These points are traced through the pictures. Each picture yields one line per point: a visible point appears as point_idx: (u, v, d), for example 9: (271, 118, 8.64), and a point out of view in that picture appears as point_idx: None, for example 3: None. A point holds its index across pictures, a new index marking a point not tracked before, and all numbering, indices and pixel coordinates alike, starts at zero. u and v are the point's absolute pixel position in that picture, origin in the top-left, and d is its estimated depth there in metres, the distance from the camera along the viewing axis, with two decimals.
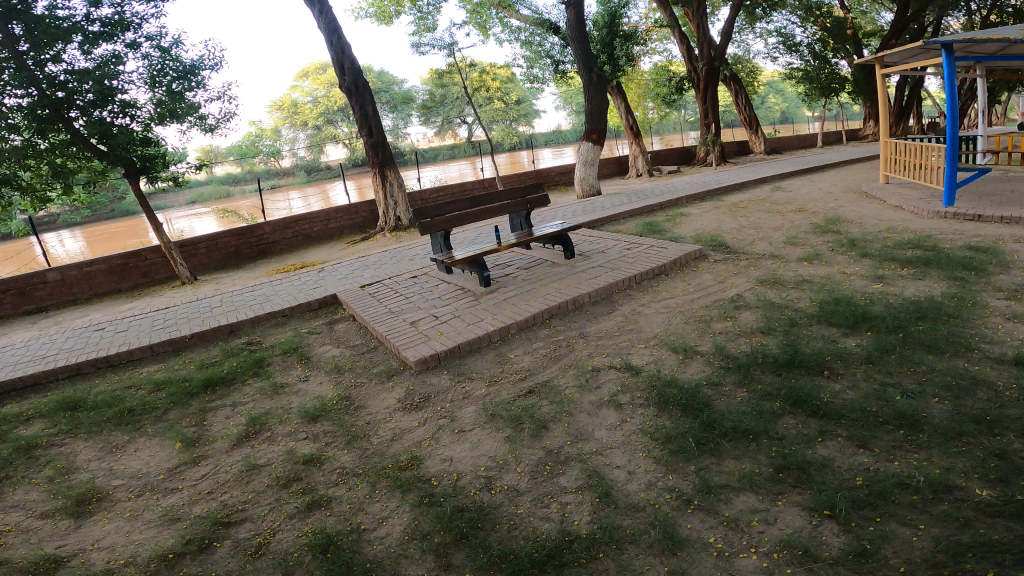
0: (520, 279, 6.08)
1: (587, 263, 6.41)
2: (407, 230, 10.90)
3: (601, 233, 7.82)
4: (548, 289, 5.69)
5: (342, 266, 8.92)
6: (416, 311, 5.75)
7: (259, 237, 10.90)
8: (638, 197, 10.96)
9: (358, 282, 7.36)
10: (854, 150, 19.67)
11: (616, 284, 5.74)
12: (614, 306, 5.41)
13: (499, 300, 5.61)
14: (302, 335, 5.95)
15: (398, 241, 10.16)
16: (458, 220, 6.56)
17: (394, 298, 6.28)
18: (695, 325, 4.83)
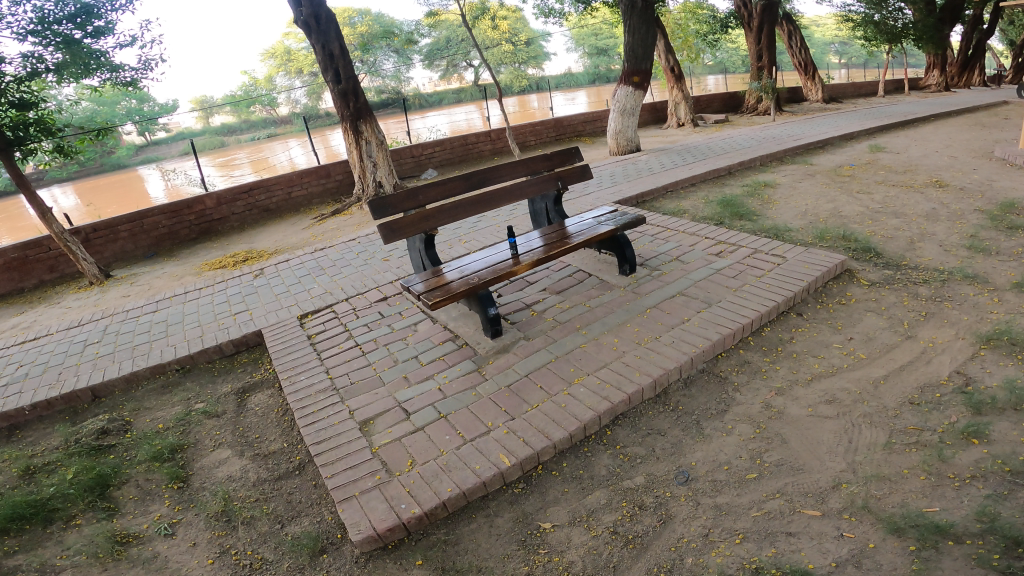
0: (551, 317, 3.51)
1: (657, 279, 3.82)
2: None
3: (662, 217, 5.21)
4: (602, 346, 3.15)
5: (299, 256, 5.86)
6: (371, 382, 3.26)
7: (200, 213, 7.72)
8: (694, 149, 8.16)
9: (302, 297, 4.60)
10: (930, 102, 16.30)
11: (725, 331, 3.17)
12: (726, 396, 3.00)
13: (517, 368, 3.09)
14: (191, 421, 3.61)
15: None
16: (449, 212, 3.85)
17: (338, 339, 3.74)
18: (902, 465, 2.47)
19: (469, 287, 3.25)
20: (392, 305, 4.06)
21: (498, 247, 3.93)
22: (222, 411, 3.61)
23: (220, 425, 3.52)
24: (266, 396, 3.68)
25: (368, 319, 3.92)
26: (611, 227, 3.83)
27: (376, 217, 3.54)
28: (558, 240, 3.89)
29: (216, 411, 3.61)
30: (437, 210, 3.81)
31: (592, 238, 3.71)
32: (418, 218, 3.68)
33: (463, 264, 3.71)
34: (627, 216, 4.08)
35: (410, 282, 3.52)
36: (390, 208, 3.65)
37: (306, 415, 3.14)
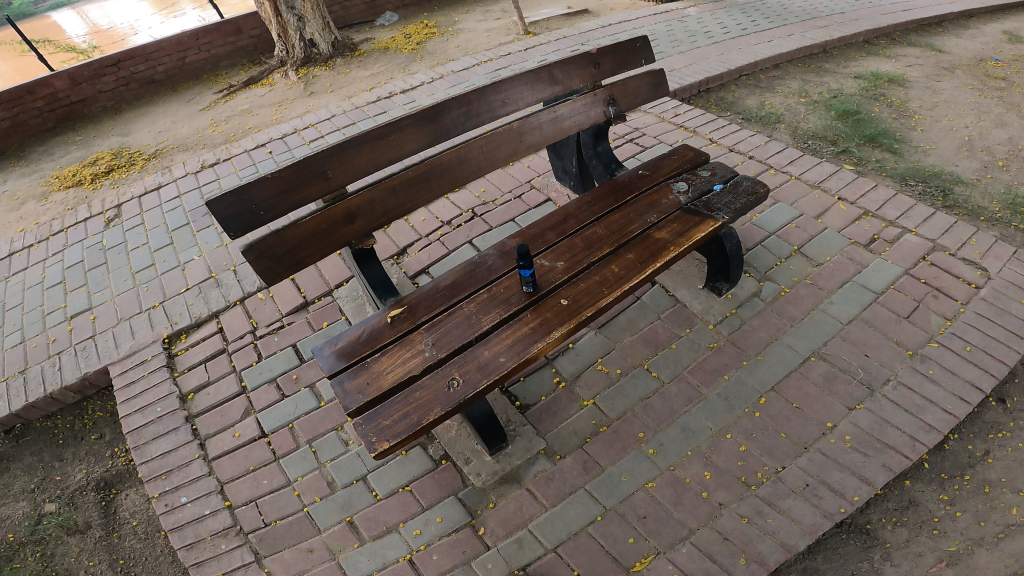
0: (593, 395, 2.42)
1: (770, 309, 2.56)
2: (325, 62, 5.86)
3: (748, 137, 3.43)
4: (682, 489, 2.07)
5: (177, 179, 4.03)
6: (297, 529, 2.18)
7: (49, 97, 5.45)
8: (762, 6, 5.79)
9: (171, 290, 3.16)
10: None
11: (896, 461, 2.07)
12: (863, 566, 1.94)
13: (540, 530, 2.03)
14: (50, 537, 2.36)
15: (321, 102, 5.09)
16: (382, 200, 2.23)
17: (230, 415, 2.59)
18: None
19: (446, 388, 1.89)
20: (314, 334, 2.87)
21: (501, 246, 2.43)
22: (87, 524, 2.38)
23: (91, 550, 2.31)
24: (144, 499, 2.45)
25: (279, 368, 2.74)
26: (693, 237, 2.27)
27: (234, 236, 1.97)
28: (611, 239, 2.34)
29: (76, 525, 2.37)
30: (363, 200, 2.18)
31: (662, 265, 2.20)
32: (329, 222, 2.13)
33: (439, 292, 2.24)
34: (726, 191, 2.46)
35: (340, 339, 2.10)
36: (264, 208, 2.02)
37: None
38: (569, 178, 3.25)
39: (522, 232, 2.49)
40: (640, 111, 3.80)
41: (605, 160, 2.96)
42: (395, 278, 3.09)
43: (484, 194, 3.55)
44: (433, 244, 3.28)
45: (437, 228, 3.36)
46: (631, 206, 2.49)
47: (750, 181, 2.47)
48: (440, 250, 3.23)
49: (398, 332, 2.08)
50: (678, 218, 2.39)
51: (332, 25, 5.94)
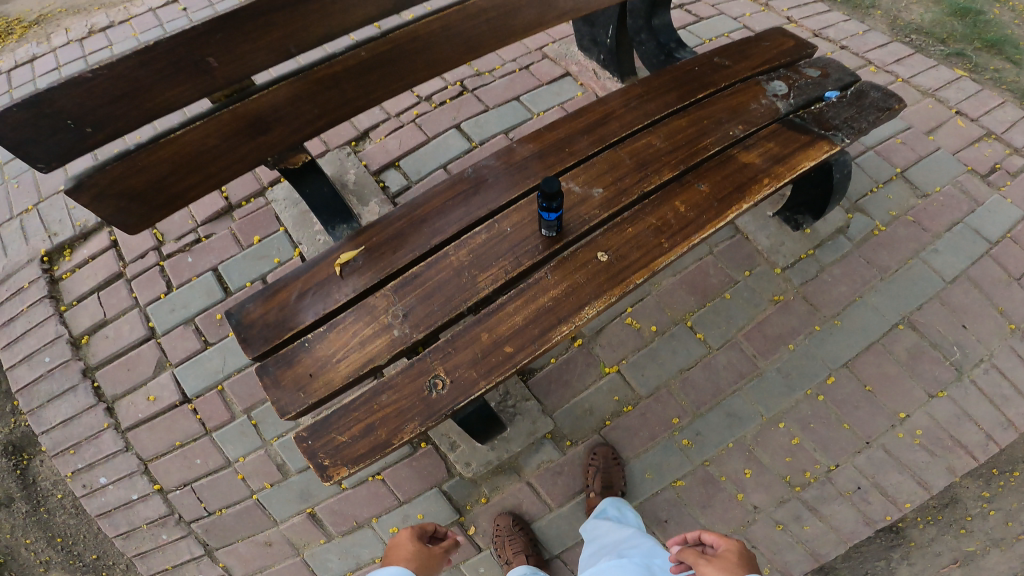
0: (622, 357, 2.04)
1: (858, 253, 2.16)
2: None
3: (840, 23, 2.91)
4: (715, 490, 1.93)
5: (54, 48, 2.95)
6: (248, 519, 2.02)
7: None
8: None
9: (45, 189, 2.42)
10: None
11: (962, 463, 1.94)
12: (877, 563, 2.03)
13: (543, 536, 1.92)
14: None
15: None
16: (298, 102, 1.47)
17: (139, 368, 2.13)
18: None
19: (421, 395, 1.42)
20: (244, 254, 2.23)
21: (507, 159, 1.70)
22: (7, 497, 2.25)
23: (24, 525, 2.24)
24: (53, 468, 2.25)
25: (198, 303, 2.19)
26: (786, 175, 1.65)
27: (45, 170, 1.25)
28: (677, 157, 1.68)
29: None
30: (268, 104, 1.43)
31: (743, 211, 1.59)
32: (225, 135, 1.41)
33: (420, 226, 1.61)
34: (846, 102, 1.85)
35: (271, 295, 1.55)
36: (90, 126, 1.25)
37: (209, 570, 2.03)
38: (598, 50, 2.46)
39: (539, 136, 1.76)
40: None
41: (658, 33, 2.30)
42: (350, 178, 2.34)
43: (478, 63, 2.67)
44: (407, 127, 2.50)
45: (413, 106, 2.55)
46: (710, 109, 1.81)
47: (883, 92, 1.85)
48: (416, 136, 2.47)
49: (353, 293, 1.53)
50: (774, 140, 1.73)
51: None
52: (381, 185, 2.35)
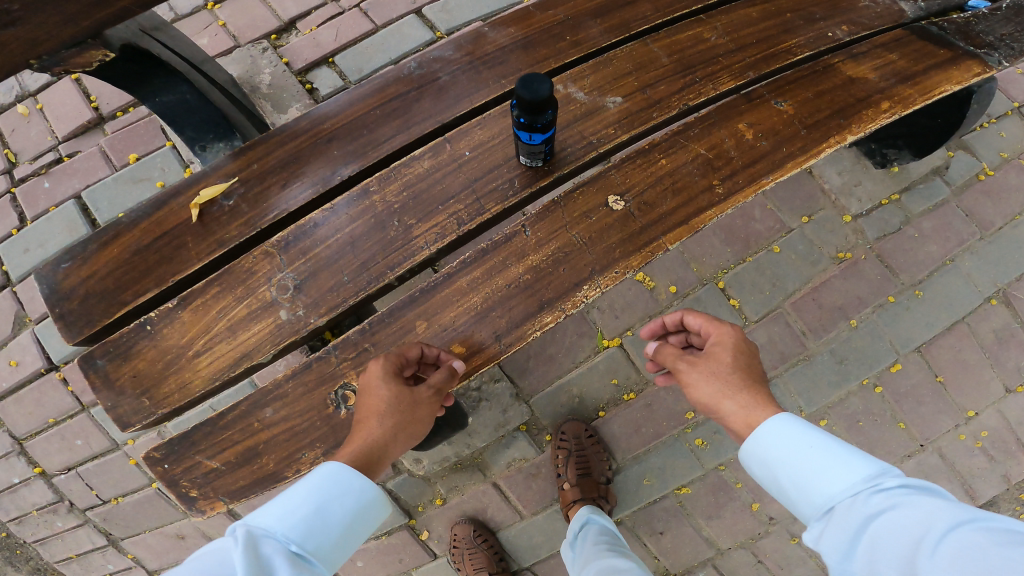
0: (627, 327, 1.54)
1: (956, 203, 1.64)
2: None
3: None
4: (727, 499, 1.61)
5: None
6: (152, 511, 1.64)
7: None
8: None
9: None
10: None
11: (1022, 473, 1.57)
12: None
13: (512, 547, 1.63)
14: None
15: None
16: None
17: None
18: None
19: (321, 414, 0.96)
20: (116, 176, 1.66)
21: (477, 59, 1.06)
22: None
23: None
24: None
25: (61, 240, 1.65)
26: (914, 102, 1.07)
27: None
28: (744, 59, 1.09)
29: None
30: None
31: (842, 145, 1.03)
32: None
33: (327, 147, 1.01)
34: (999, 14, 1.16)
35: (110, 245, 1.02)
36: None
37: (118, 562, 1.69)
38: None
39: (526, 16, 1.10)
40: None
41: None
42: (265, 80, 1.70)
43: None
44: (348, 14, 1.78)
45: None
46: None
47: None
48: (358, 26, 1.77)
49: (217, 249, 0.99)
50: (900, 52, 1.12)
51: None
52: (306, 87, 1.71)
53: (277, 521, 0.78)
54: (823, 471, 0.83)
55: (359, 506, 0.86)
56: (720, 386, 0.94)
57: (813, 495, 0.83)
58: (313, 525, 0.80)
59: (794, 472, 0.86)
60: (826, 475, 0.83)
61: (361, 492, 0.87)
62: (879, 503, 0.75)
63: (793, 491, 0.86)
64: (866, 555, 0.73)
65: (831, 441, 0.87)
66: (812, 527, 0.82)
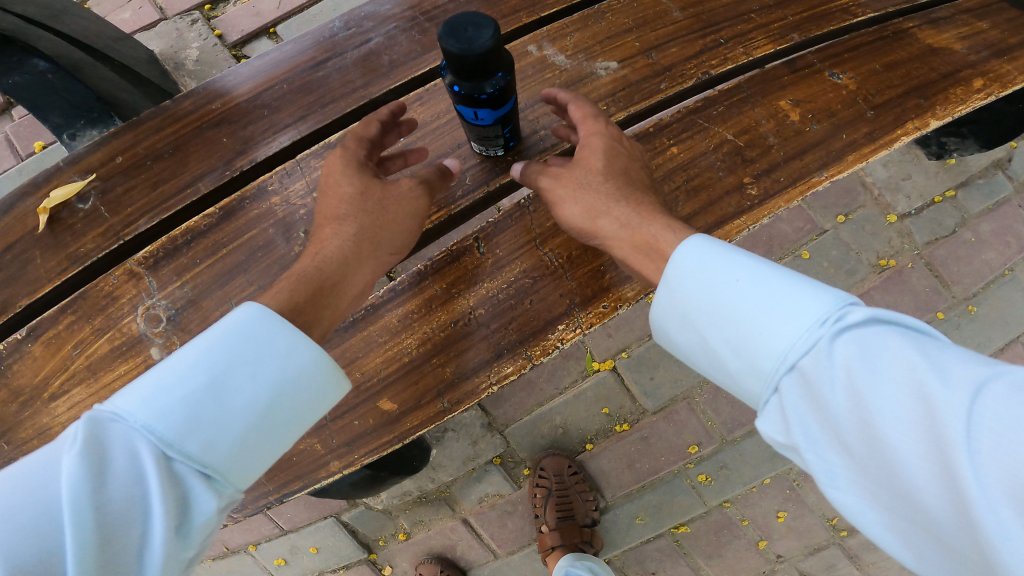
0: (621, 347, 1.36)
1: (1020, 201, 1.42)
2: None
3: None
4: (730, 538, 1.37)
5: None
6: None
7: None
8: None
9: None
10: None
11: None
12: None
13: None
14: None
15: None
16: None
17: None
18: None
19: None
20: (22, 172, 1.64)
21: (423, 13, 0.91)
22: None
23: None
24: None
25: None
26: (1014, 80, 0.89)
27: None
28: (785, 17, 0.93)
29: None
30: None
31: (922, 130, 0.86)
32: None
33: (214, 134, 0.87)
34: None
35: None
36: None
37: None
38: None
39: None
40: None
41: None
42: (191, 56, 1.63)
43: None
44: None
45: None
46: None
47: None
48: None
49: (71, 267, 0.83)
50: (989, 20, 0.96)
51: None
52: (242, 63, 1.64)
53: (151, 393, 0.53)
54: (770, 314, 0.55)
55: (283, 376, 0.58)
56: (591, 201, 0.70)
57: (758, 357, 0.55)
58: (202, 400, 0.54)
59: (731, 325, 0.59)
60: (776, 319, 0.55)
61: (286, 355, 0.59)
62: (854, 348, 0.49)
63: (731, 356, 0.58)
64: (851, 434, 0.47)
65: (776, 271, 0.59)
66: (766, 409, 0.55)
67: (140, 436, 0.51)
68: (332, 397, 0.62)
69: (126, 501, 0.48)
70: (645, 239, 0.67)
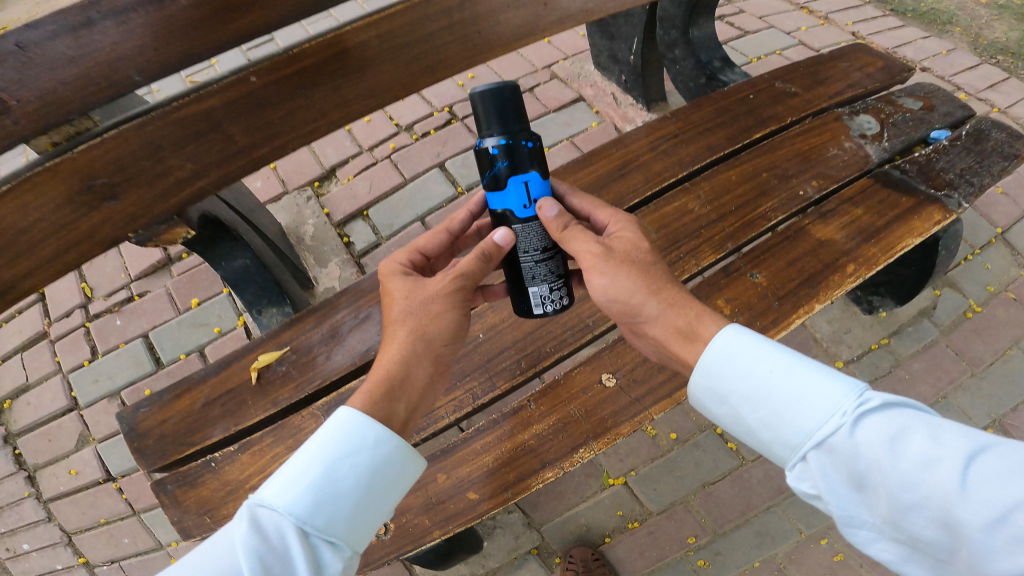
0: (631, 468, 1.79)
1: (946, 342, 1.94)
2: None
3: (919, 44, 2.90)
4: None
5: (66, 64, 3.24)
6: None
7: None
8: None
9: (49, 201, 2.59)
10: None
11: None
12: None
13: None
14: None
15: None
16: (225, 121, 1.17)
17: (61, 441, 2.23)
18: None
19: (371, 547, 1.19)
20: (177, 322, 2.31)
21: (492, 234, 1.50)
22: None
23: None
24: None
25: (124, 374, 2.27)
26: (879, 258, 1.40)
27: None
28: (724, 230, 1.47)
29: None
30: (200, 114, 1.14)
31: (813, 312, 1.34)
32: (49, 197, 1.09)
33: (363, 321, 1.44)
34: (957, 149, 1.61)
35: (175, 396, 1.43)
36: None
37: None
38: (619, 68, 2.22)
39: None
40: (749, 14, 2.96)
41: (698, 49, 2.03)
42: (309, 232, 2.28)
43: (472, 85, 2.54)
44: (382, 172, 2.40)
45: (389, 155, 2.43)
46: (769, 157, 1.57)
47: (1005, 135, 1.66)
48: (392, 178, 2.38)
49: (272, 407, 1.38)
50: (864, 205, 1.48)
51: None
52: (345, 241, 2.27)
53: (288, 492, 0.90)
54: (802, 397, 0.94)
55: (371, 462, 0.98)
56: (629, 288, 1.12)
57: (791, 421, 0.95)
58: (322, 488, 0.92)
59: (778, 400, 0.97)
60: (800, 410, 0.94)
61: (373, 446, 0.98)
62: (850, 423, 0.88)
63: (773, 415, 0.98)
64: (846, 463, 0.87)
65: (811, 370, 0.96)
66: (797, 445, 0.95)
67: (287, 518, 0.89)
68: (399, 475, 1.02)
69: (283, 564, 0.85)
70: (685, 322, 1.10)
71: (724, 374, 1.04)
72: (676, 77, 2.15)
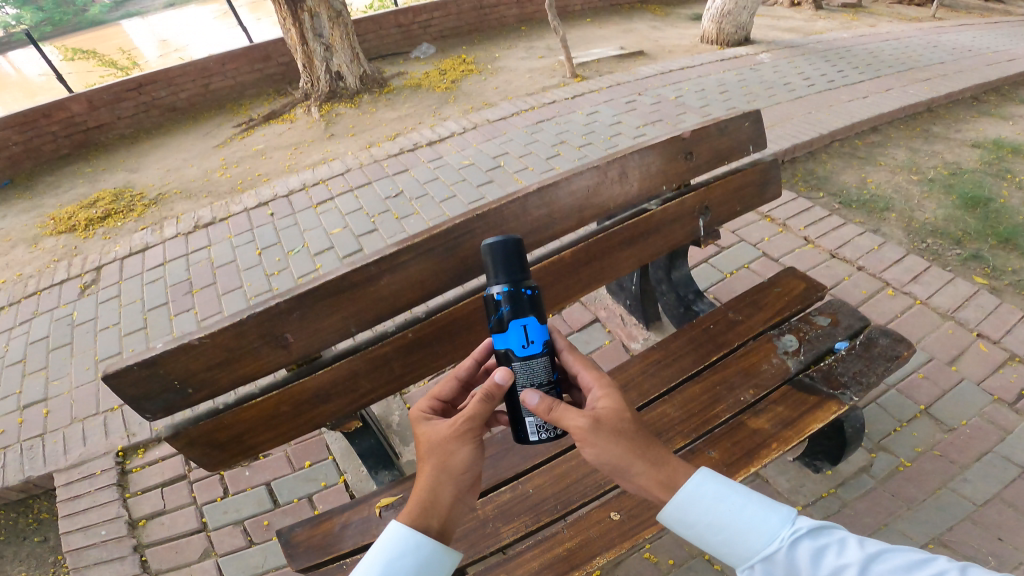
0: None
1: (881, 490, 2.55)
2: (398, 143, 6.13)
3: (856, 240, 3.88)
4: None
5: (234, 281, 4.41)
6: None
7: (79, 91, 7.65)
8: (836, 108, 5.80)
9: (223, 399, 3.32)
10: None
11: None
12: None
13: None
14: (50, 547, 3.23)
15: (355, 176, 5.33)
16: (394, 360, 2.08)
17: (189, 552, 2.89)
18: None
19: None
20: (294, 477, 3.12)
21: None
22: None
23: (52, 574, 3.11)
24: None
25: (248, 510, 3.02)
26: (791, 439, 2.11)
27: (150, 417, 1.80)
28: (689, 425, 2.21)
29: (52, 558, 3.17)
30: (381, 356, 2.05)
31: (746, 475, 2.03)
32: (294, 401, 1.97)
33: None
34: (851, 356, 2.39)
35: (316, 525, 2.17)
36: (194, 386, 1.82)
37: None
38: (624, 295, 3.22)
39: None
40: (728, 230, 4.01)
41: (677, 288, 2.88)
42: (394, 420, 3.13)
43: None
44: None
45: None
46: (720, 374, 2.38)
47: (888, 340, 2.42)
48: None
49: None
50: (783, 405, 2.25)
51: (362, 64, 7.91)
52: None
53: None
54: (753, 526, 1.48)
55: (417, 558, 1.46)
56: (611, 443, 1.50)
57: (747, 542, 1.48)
58: None
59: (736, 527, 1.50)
60: (749, 534, 1.48)
61: (417, 547, 1.46)
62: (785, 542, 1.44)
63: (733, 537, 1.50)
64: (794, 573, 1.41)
65: (749, 505, 1.52)
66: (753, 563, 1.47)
67: None
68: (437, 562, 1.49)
69: None
70: (662, 476, 1.55)
71: (692, 510, 1.56)
72: (664, 306, 3.00)
